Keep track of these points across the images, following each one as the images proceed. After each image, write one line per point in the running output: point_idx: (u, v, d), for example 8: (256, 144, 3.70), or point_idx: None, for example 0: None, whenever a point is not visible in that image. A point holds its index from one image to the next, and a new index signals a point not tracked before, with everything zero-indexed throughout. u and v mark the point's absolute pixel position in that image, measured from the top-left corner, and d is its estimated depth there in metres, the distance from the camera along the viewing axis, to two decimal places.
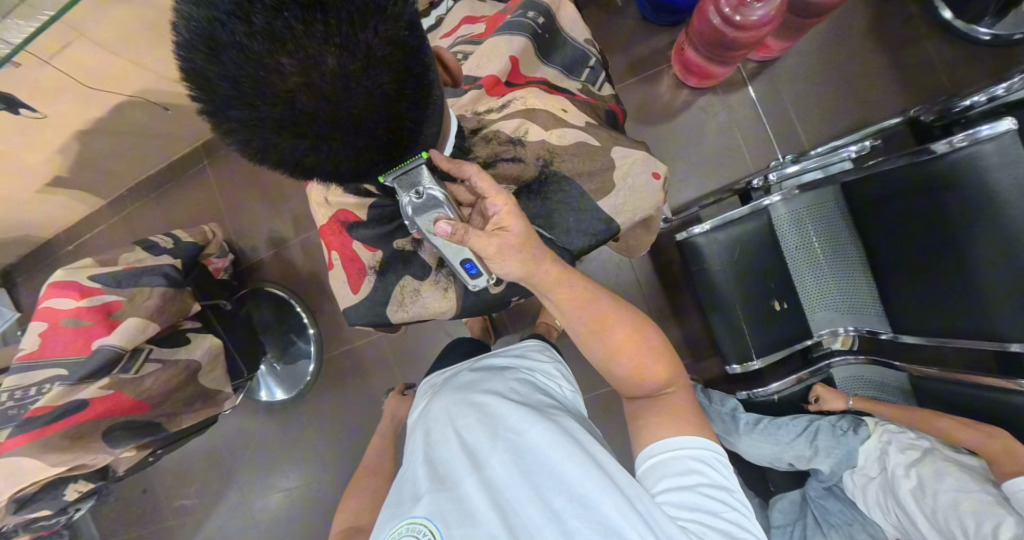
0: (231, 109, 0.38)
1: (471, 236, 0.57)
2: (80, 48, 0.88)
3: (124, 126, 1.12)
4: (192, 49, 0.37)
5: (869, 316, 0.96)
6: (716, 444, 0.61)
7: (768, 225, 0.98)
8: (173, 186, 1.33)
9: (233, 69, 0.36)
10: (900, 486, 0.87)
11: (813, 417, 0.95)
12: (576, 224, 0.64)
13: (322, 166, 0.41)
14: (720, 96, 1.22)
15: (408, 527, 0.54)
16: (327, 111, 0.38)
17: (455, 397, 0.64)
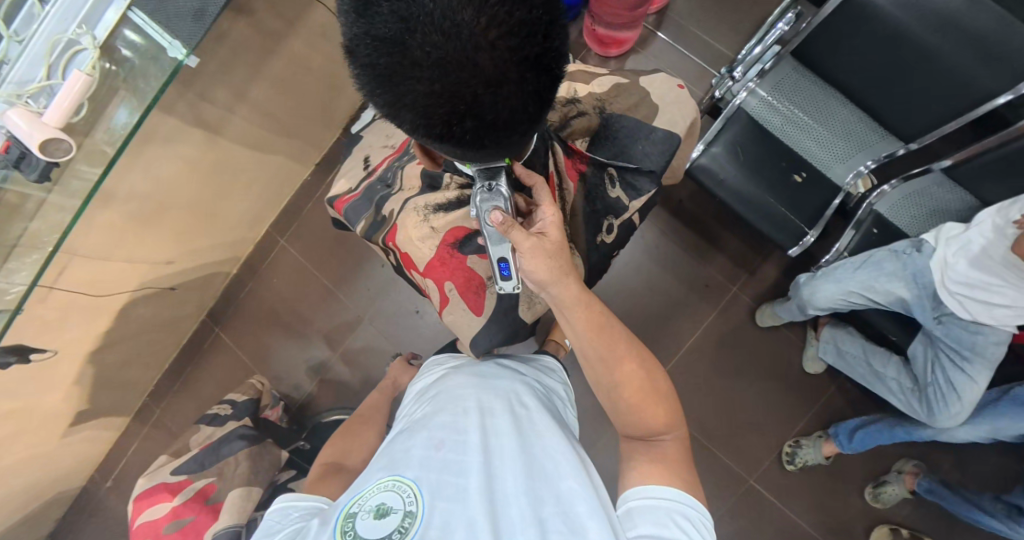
0: (447, 77, 0.39)
1: (514, 232, 0.61)
2: (81, 266, 0.97)
3: (131, 327, 1.16)
4: (400, 31, 0.38)
5: (877, 144, 1.04)
6: (692, 498, 0.60)
7: (751, 118, 1.08)
8: (190, 370, 1.31)
9: (447, 33, 0.38)
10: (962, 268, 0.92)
11: (875, 251, 1.01)
12: (651, 147, 0.75)
13: (515, 114, 0.43)
14: (641, 53, 1.26)
15: (393, 484, 0.54)
16: (528, 51, 0.40)
17: (469, 390, 0.67)
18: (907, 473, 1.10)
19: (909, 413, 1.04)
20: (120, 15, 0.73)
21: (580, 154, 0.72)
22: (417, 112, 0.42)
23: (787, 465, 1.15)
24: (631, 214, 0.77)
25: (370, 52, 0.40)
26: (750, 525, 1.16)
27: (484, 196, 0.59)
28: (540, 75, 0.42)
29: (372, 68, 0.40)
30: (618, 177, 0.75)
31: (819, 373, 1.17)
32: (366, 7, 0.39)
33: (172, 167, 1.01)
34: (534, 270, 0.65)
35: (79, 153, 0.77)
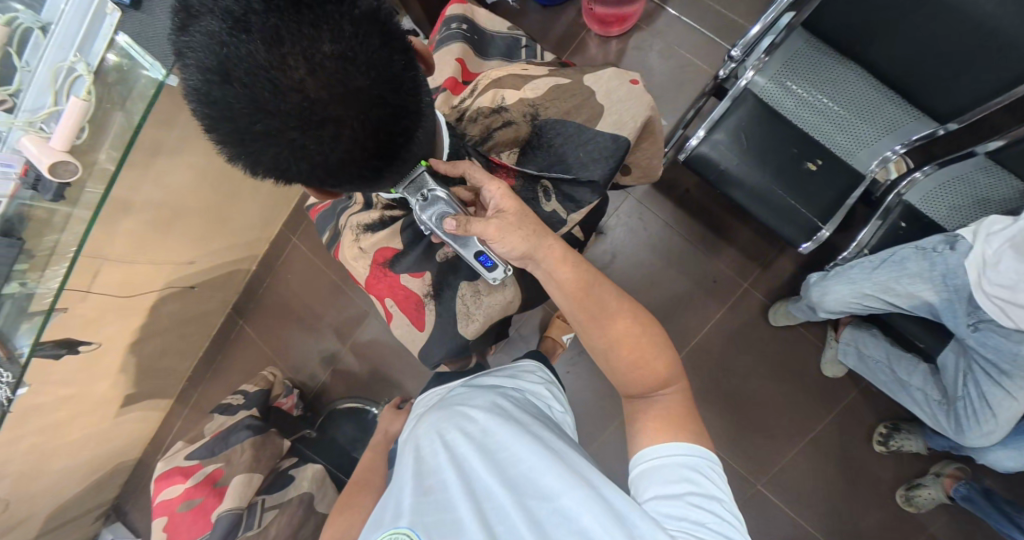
0: (259, 122, 0.41)
1: (474, 225, 0.62)
2: (112, 269, 1.07)
3: (162, 322, 1.27)
4: (207, 82, 0.41)
5: (908, 125, 0.90)
6: (704, 450, 0.58)
7: (758, 100, 0.97)
8: (220, 359, 1.42)
9: (250, 83, 0.40)
10: (1005, 262, 0.79)
11: (898, 248, 0.90)
12: (590, 155, 0.68)
13: (350, 151, 0.45)
14: (646, 30, 1.17)
15: (391, 538, 0.52)
16: (342, 89, 0.42)
17: (449, 415, 0.65)
18: (946, 476, 0.99)
19: (935, 427, 0.94)
20: (108, 45, 0.75)
21: (506, 167, 0.68)
22: (250, 157, 0.45)
23: (878, 446, 1.05)
24: (570, 229, 0.70)
25: (196, 103, 0.43)
26: (759, 533, 1.11)
27: (424, 206, 0.60)
28: (363, 110, 0.43)
29: (203, 120, 0.44)
30: (554, 189, 0.69)
31: (840, 376, 1.07)
32: (185, 61, 0.42)
33: (181, 176, 1.08)
34: (514, 249, 0.63)
35: (89, 175, 0.79)
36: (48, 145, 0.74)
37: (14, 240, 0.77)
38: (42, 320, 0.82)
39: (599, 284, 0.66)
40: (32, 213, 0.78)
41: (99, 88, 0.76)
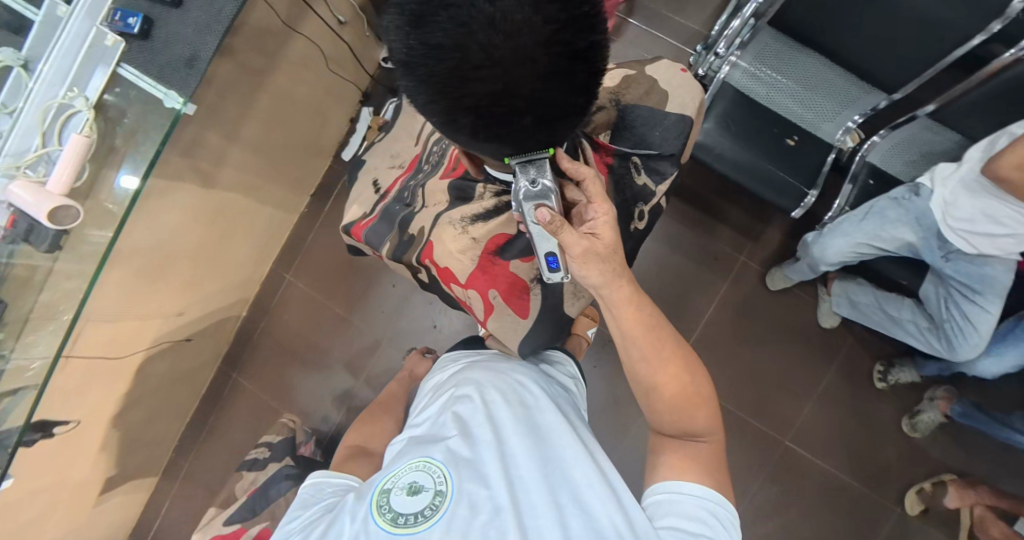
0: (508, 75, 0.44)
1: (563, 232, 0.65)
2: (94, 330, 0.98)
3: (146, 387, 1.16)
4: (462, 39, 0.42)
5: (861, 99, 1.06)
6: (717, 496, 0.64)
7: (736, 90, 1.11)
8: (213, 419, 1.30)
9: (496, 41, 0.42)
10: (959, 201, 0.94)
11: (874, 201, 1.04)
12: (668, 132, 0.80)
13: (559, 106, 0.48)
14: (618, 41, 1.27)
15: (423, 465, 0.59)
16: (571, 47, 0.44)
17: (494, 382, 0.72)
18: (940, 398, 1.12)
19: (930, 351, 1.08)
20: (111, 71, 0.74)
21: (606, 148, 0.78)
22: (479, 111, 0.47)
23: (879, 383, 1.16)
24: (658, 198, 0.82)
25: (432, 63, 0.44)
26: (793, 487, 1.18)
27: (529, 194, 0.60)
28: (585, 61, 0.47)
29: (423, 73, 0.45)
30: (642, 165, 0.81)
31: (835, 326, 1.19)
32: (425, 23, 0.42)
33: (175, 219, 1.01)
34: (586, 273, 0.69)
35: (88, 218, 0.78)
36: (42, 190, 0.72)
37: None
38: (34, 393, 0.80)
39: (661, 325, 0.72)
40: (10, 272, 0.76)
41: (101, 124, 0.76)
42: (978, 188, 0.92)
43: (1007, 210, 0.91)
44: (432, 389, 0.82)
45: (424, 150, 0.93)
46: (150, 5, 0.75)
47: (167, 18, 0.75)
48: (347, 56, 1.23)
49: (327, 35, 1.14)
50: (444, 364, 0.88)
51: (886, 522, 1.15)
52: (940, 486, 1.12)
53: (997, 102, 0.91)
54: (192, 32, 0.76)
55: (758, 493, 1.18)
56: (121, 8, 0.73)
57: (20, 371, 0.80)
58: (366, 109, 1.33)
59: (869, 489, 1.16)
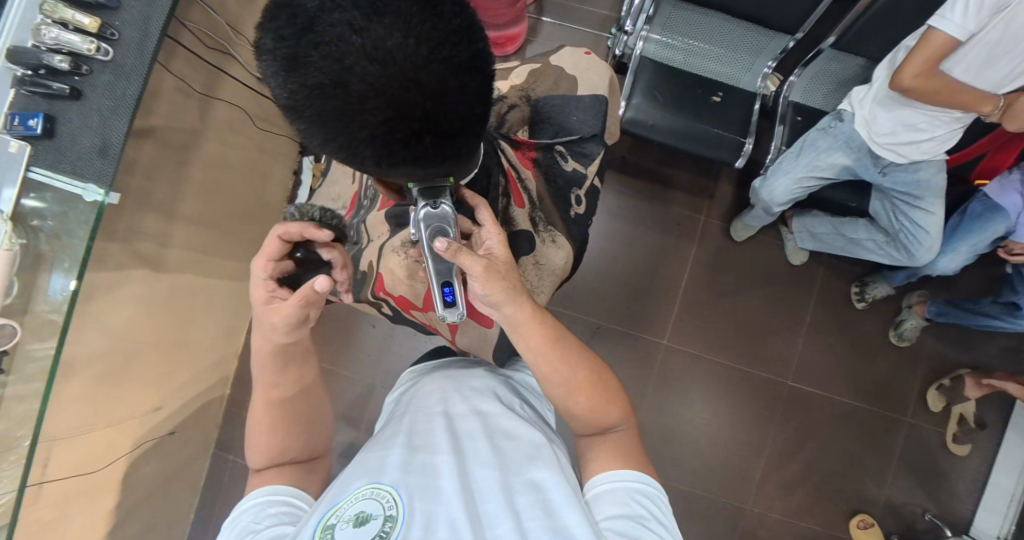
0: (393, 98, 0.41)
1: (462, 257, 0.61)
2: (62, 448, 0.92)
3: (136, 498, 1.09)
4: (338, 73, 0.40)
5: (770, 45, 1.11)
6: (651, 481, 0.63)
7: (655, 62, 1.15)
8: (218, 511, 1.25)
9: (372, 71, 0.40)
10: (878, 117, 0.99)
11: (805, 136, 1.09)
12: (584, 113, 0.87)
13: (462, 122, 0.46)
14: (535, 41, 1.30)
15: (371, 492, 0.57)
16: (454, 61, 0.43)
17: (440, 393, 0.72)
18: (916, 303, 1.18)
19: (894, 262, 1.12)
20: (21, 176, 0.73)
21: (527, 143, 0.84)
22: (376, 142, 0.44)
23: (858, 303, 1.22)
24: (590, 179, 0.88)
25: (314, 100, 0.41)
26: (803, 422, 1.21)
27: (430, 215, 0.58)
28: (476, 76, 0.46)
29: (314, 114, 0.43)
30: (567, 151, 0.87)
31: (806, 261, 1.24)
32: (298, 63, 0.40)
33: (128, 311, 0.97)
34: (487, 292, 0.64)
35: (27, 333, 0.75)
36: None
37: None
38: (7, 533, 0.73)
39: (569, 349, 0.69)
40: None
41: (21, 234, 0.74)
42: (888, 102, 0.98)
43: (919, 114, 0.96)
44: (384, 409, 0.82)
45: (361, 187, 0.91)
46: (49, 101, 0.75)
47: (68, 111, 0.75)
48: (274, 111, 1.23)
49: (248, 96, 1.14)
50: (399, 378, 0.87)
51: (896, 430, 1.20)
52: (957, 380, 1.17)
53: (889, 22, 0.97)
54: (99, 119, 0.77)
55: (773, 438, 1.21)
56: (18, 112, 0.72)
57: None
58: (306, 159, 1.33)
59: (870, 403, 1.21)
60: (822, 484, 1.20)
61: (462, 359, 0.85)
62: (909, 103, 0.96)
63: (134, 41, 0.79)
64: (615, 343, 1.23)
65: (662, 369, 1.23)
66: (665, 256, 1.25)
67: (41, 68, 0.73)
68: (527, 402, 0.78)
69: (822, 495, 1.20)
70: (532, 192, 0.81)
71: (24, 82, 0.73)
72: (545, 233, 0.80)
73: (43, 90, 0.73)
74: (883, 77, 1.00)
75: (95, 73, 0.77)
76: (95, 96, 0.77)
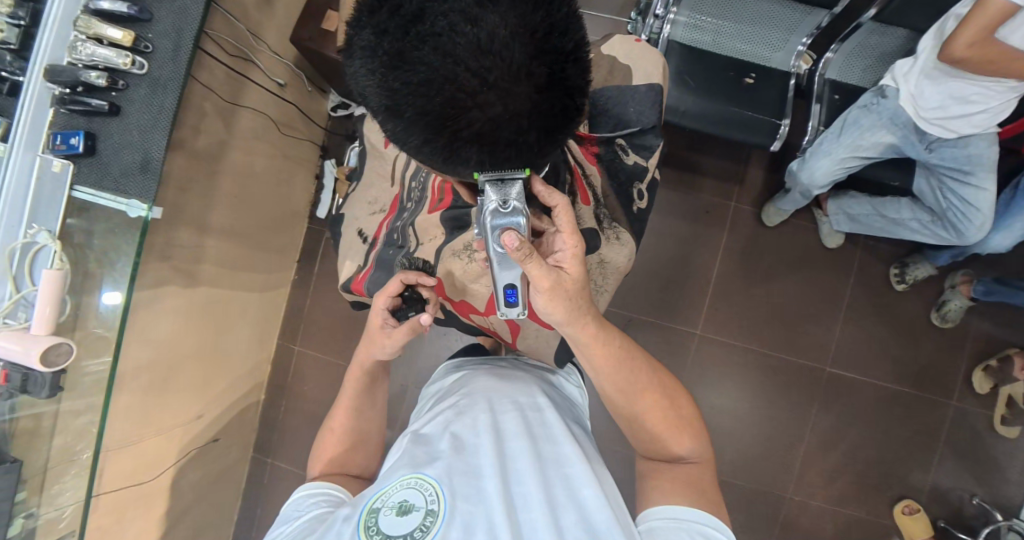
0: (505, 94, 0.37)
1: (530, 260, 0.57)
2: (116, 457, 0.94)
3: (184, 505, 1.12)
4: (450, 67, 0.36)
5: (805, 21, 1.03)
6: (712, 519, 0.61)
7: (683, 46, 1.12)
8: (259, 514, 1.28)
9: (485, 63, 0.36)
10: (924, 90, 0.94)
11: (845, 114, 1.04)
12: (642, 105, 0.79)
13: (566, 116, 0.42)
14: None
15: (415, 482, 0.57)
16: (564, 49, 0.39)
17: (485, 391, 0.70)
18: (961, 283, 1.13)
19: (941, 241, 1.07)
20: (67, 197, 0.75)
21: (589, 138, 0.78)
22: (481, 143, 0.40)
23: (898, 285, 1.18)
24: (652, 172, 0.82)
25: (419, 100, 0.38)
26: (845, 408, 1.19)
27: (498, 214, 0.52)
28: (581, 68, 0.42)
29: (415, 116, 0.39)
30: (628, 144, 0.81)
31: (840, 244, 1.20)
32: (403, 59, 0.37)
33: (169, 323, 0.98)
34: (549, 308, 0.64)
35: (82, 349, 0.76)
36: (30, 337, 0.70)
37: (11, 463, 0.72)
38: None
39: (624, 356, 0.70)
40: (17, 427, 0.74)
41: (71, 252, 0.75)
42: (936, 75, 0.93)
43: (971, 86, 0.91)
44: (427, 396, 0.82)
45: (403, 188, 0.89)
46: (89, 119, 0.75)
47: (108, 128, 0.76)
48: (296, 115, 1.22)
49: (271, 101, 1.13)
50: (441, 368, 0.87)
51: (942, 415, 1.17)
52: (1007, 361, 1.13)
53: None
54: (137, 134, 0.76)
55: (813, 425, 1.19)
56: (59, 132, 0.73)
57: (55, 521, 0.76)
58: (328, 162, 1.32)
59: (915, 388, 1.18)
60: (865, 471, 1.18)
61: (507, 357, 0.84)
62: (959, 75, 0.90)
63: (168, 52, 0.76)
64: (648, 336, 1.22)
65: (697, 361, 1.21)
66: (697, 244, 1.22)
67: (78, 85, 0.72)
68: (566, 405, 0.75)
69: (864, 482, 1.18)
70: (596, 188, 0.76)
71: (63, 101, 0.73)
72: (608, 229, 0.75)
73: (82, 107, 0.73)
74: (930, 48, 0.94)
75: (131, 87, 0.76)
76: (133, 112, 0.76)
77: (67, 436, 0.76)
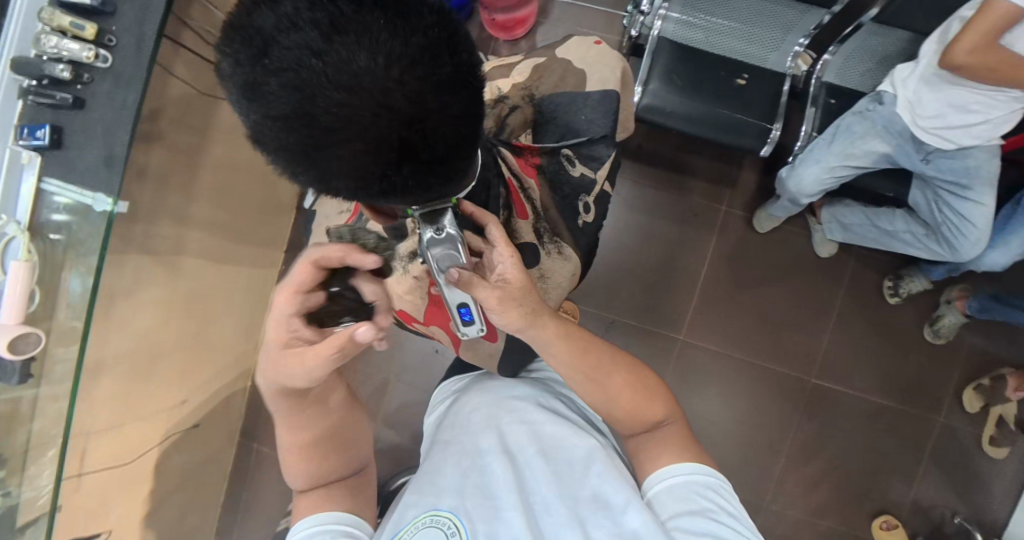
0: (365, 130, 0.35)
1: (477, 285, 0.55)
2: (99, 440, 0.97)
3: (170, 486, 1.17)
4: (300, 103, 0.33)
5: (804, 20, 0.99)
6: (712, 471, 0.62)
7: (673, 43, 1.07)
8: (246, 495, 1.33)
9: (337, 101, 0.33)
10: (923, 97, 0.90)
11: (839, 121, 0.99)
12: (593, 113, 0.80)
13: (446, 144, 0.39)
14: (545, 22, 1.23)
15: (431, 519, 0.56)
16: (435, 78, 0.36)
17: (480, 408, 0.68)
18: (957, 299, 1.09)
19: (934, 257, 1.02)
20: (36, 189, 0.73)
21: (530, 148, 0.78)
22: (350, 174, 0.38)
23: (891, 298, 1.14)
24: (601, 184, 0.82)
25: (279, 133, 0.35)
26: (827, 419, 1.17)
27: (434, 242, 0.51)
28: (462, 93, 0.38)
29: (280, 145, 0.37)
30: (576, 155, 0.80)
31: (835, 253, 1.16)
32: (257, 90, 0.34)
33: (150, 313, 1.00)
34: (506, 320, 0.60)
35: (55, 338, 0.73)
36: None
37: None
38: (46, 522, 0.73)
39: (602, 359, 0.66)
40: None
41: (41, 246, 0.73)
42: (934, 81, 0.89)
43: (971, 93, 0.86)
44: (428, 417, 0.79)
45: None
46: (55, 112, 0.72)
47: (74, 122, 0.73)
48: None
49: None
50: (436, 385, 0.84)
51: (928, 430, 1.14)
52: (999, 380, 1.09)
53: None
54: (104, 130, 0.73)
55: (794, 435, 1.17)
56: (26, 125, 0.71)
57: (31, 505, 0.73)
58: None
59: (902, 402, 1.15)
60: (845, 483, 1.16)
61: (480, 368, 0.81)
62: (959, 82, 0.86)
63: (132, 48, 0.74)
64: (631, 340, 1.20)
65: (679, 366, 1.20)
66: (683, 247, 1.20)
67: (44, 78, 0.70)
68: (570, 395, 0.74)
69: (843, 495, 1.16)
70: (535, 201, 0.75)
71: (29, 94, 0.71)
72: (549, 244, 0.75)
73: (47, 100, 0.71)
74: (929, 53, 0.90)
75: (98, 81, 0.74)
76: (99, 106, 0.73)
77: (43, 419, 0.73)
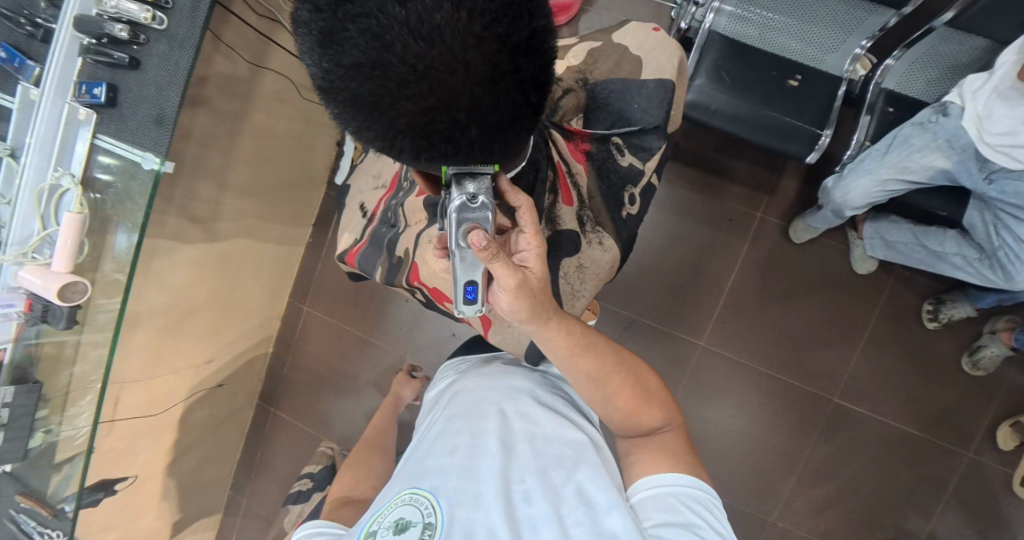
0: (440, 86, 0.33)
1: (497, 259, 0.53)
2: (131, 389, 1.02)
3: (192, 440, 1.22)
4: (377, 51, 0.32)
5: (867, 20, 0.94)
6: (703, 485, 0.60)
7: (725, 38, 1.02)
8: (260, 455, 1.38)
9: (418, 50, 0.32)
10: (994, 112, 0.83)
11: (894, 132, 0.93)
12: (648, 102, 0.76)
13: (516, 109, 0.38)
14: (593, 9, 1.20)
15: (410, 498, 0.55)
16: (516, 38, 0.34)
17: (481, 390, 0.66)
18: (1002, 330, 1.03)
19: (987, 283, 0.95)
20: (89, 144, 0.73)
21: (580, 135, 0.76)
22: (414, 134, 0.36)
23: (929, 324, 1.08)
24: (648, 177, 0.79)
25: (347, 85, 0.34)
26: (848, 442, 1.12)
27: (465, 210, 0.48)
28: (537, 59, 0.37)
29: (348, 101, 0.35)
30: (625, 144, 0.78)
31: (873, 271, 1.11)
32: (333, 40, 0.33)
33: (183, 273, 1.03)
34: (513, 306, 0.59)
35: (98, 289, 0.76)
36: (51, 271, 0.72)
37: (32, 385, 0.75)
38: (80, 462, 0.76)
39: (610, 358, 0.65)
40: (42, 350, 0.76)
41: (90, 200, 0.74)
42: (1011, 95, 0.82)
43: None
44: (426, 402, 0.78)
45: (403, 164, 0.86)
46: (112, 70, 0.72)
47: (129, 82, 0.73)
48: None
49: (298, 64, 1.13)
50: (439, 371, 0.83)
51: (955, 465, 1.09)
52: None
53: None
54: (155, 90, 0.72)
55: (811, 455, 1.13)
56: (85, 81, 0.72)
57: (67, 444, 0.77)
58: None
59: (931, 433, 1.10)
60: (858, 509, 1.12)
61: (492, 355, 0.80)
62: None
63: (188, 10, 0.72)
64: (649, 341, 1.18)
65: (695, 372, 1.17)
66: (712, 252, 1.16)
67: (104, 37, 0.70)
68: (571, 395, 0.72)
69: (854, 521, 1.12)
70: (581, 189, 0.74)
71: (90, 52, 0.72)
72: (590, 233, 0.73)
73: (105, 59, 0.71)
74: (1006, 65, 0.83)
75: (153, 43, 0.73)
76: (152, 67, 0.72)
77: (86, 365, 0.76)
